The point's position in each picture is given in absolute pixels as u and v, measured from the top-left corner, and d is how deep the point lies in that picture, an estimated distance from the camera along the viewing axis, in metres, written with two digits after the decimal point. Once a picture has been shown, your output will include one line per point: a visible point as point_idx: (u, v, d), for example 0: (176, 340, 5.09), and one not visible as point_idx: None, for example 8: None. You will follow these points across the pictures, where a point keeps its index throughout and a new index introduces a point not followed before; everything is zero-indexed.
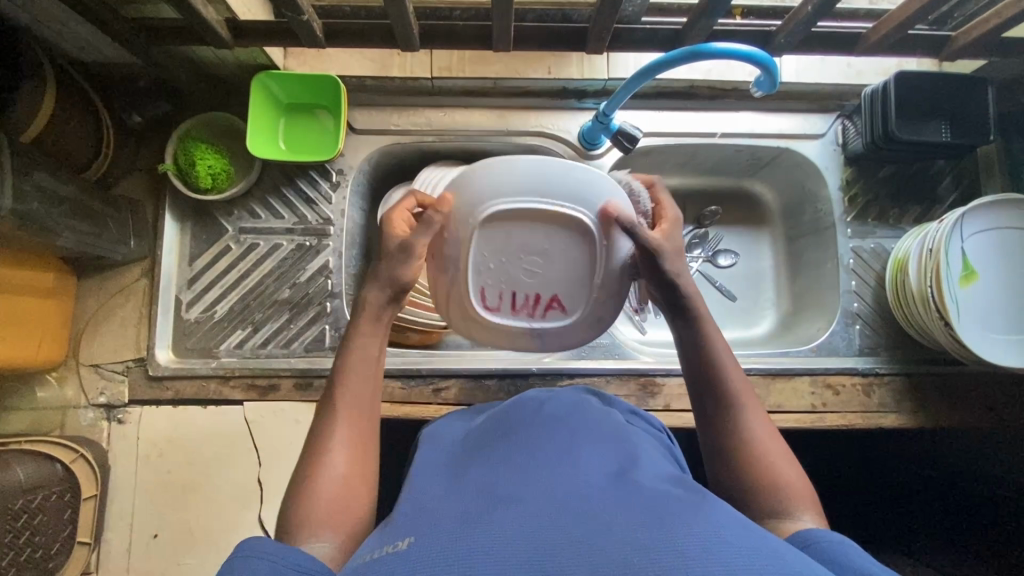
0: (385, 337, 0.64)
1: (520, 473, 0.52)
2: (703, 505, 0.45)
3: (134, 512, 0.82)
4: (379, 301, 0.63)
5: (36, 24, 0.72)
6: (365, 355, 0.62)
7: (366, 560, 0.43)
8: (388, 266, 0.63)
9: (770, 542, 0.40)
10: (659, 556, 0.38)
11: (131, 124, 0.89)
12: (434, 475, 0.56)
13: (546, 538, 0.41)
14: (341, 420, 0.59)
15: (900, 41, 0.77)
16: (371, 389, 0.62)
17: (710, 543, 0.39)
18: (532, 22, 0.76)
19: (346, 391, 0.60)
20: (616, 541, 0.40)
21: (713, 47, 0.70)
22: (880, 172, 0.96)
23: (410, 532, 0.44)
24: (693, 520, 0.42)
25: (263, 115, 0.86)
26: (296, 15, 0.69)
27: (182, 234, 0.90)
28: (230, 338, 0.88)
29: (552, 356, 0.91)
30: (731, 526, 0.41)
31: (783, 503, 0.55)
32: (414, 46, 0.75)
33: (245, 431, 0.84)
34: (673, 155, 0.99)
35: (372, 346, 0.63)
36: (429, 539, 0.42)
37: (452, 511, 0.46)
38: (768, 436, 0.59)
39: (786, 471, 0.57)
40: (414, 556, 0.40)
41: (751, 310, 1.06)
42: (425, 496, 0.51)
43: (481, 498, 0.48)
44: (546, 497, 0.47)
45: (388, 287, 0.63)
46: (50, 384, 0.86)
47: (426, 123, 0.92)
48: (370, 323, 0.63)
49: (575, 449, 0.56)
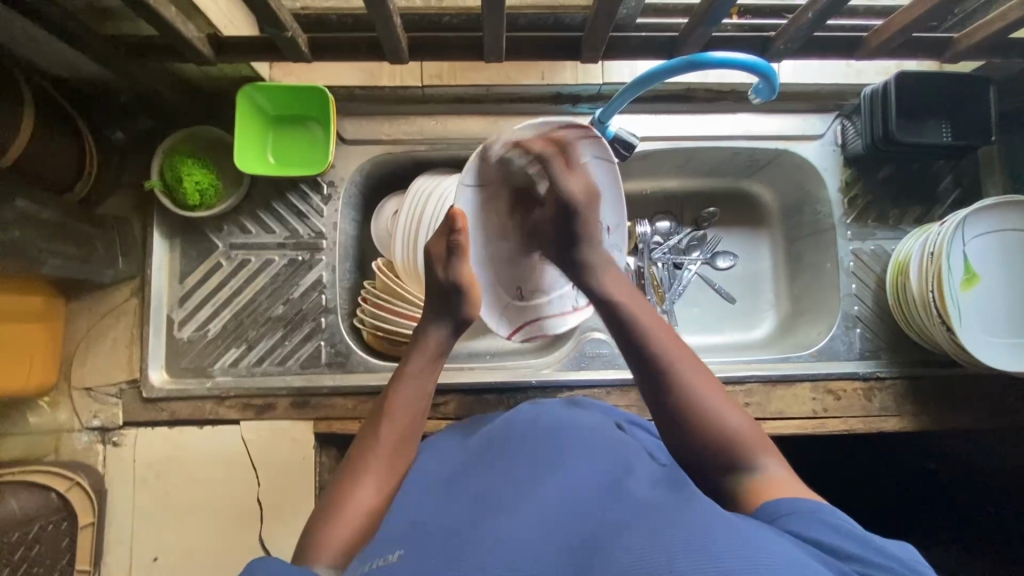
0: (436, 377, 0.69)
1: (511, 480, 0.52)
2: (693, 503, 0.45)
3: (135, 536, 0.81)
4: (438, 342, 0.70)
5: (8, 43, 0.69)
6: (420, 393, 0.67)
7: (358, 575, 0.43)
8: (448, 304, 0.70)
9: (764, 538, 0.40)
10: (645, 555, 0.38)
11: (114, 140, 0.87)
12: (427, 487, 0.56)
13: (535, 541, 0.42)
14: (383, 451, 0.61)
15: (902, 44, 0.75)
16: (412, 429, 0.65)
17: (698, 532, 0.39)
18: (524, 28, 0.74)
19: (393, 424, 0.64)
20: (605, 547, 0.39)
21: (710, 56, 0.68)
22: (879, 173, 0.95)
23: (400, 546, 0.44)
24: (683, 516, 0.42)
25: (248, 129, 0.84)
26: (279, 31, 0.66)
27: (171, 251, 0.88)
28: (223, 356, 0.87)
29: (551, 368, 0.90)
30: (724, 524, 0.40)
31: (735, 448, 0.55)
32: (403, 59, 0.73)
33: (243, 451, 0.83)
34: (670, 158, 0.97)
35: (427, 382, 0.68)
36: (417, 553, 0.42)
37: (442, 523, 0.46)
38: (698, 377, 0.60)
39: (726, 409, 0.57)
40: (404, 569, 0.41)
41: (751, 312, 1.05)
42: (418, 508, 0.51)
43: (471, 509, 0.48)
44: (532, 503, 0.47)
45: (447, 328, 0.71)
46: (43, 409, 0.84)
47: (418, 131, 0.90)
48: (427, 360, 0.69)
49: (565, 457, 0.55)
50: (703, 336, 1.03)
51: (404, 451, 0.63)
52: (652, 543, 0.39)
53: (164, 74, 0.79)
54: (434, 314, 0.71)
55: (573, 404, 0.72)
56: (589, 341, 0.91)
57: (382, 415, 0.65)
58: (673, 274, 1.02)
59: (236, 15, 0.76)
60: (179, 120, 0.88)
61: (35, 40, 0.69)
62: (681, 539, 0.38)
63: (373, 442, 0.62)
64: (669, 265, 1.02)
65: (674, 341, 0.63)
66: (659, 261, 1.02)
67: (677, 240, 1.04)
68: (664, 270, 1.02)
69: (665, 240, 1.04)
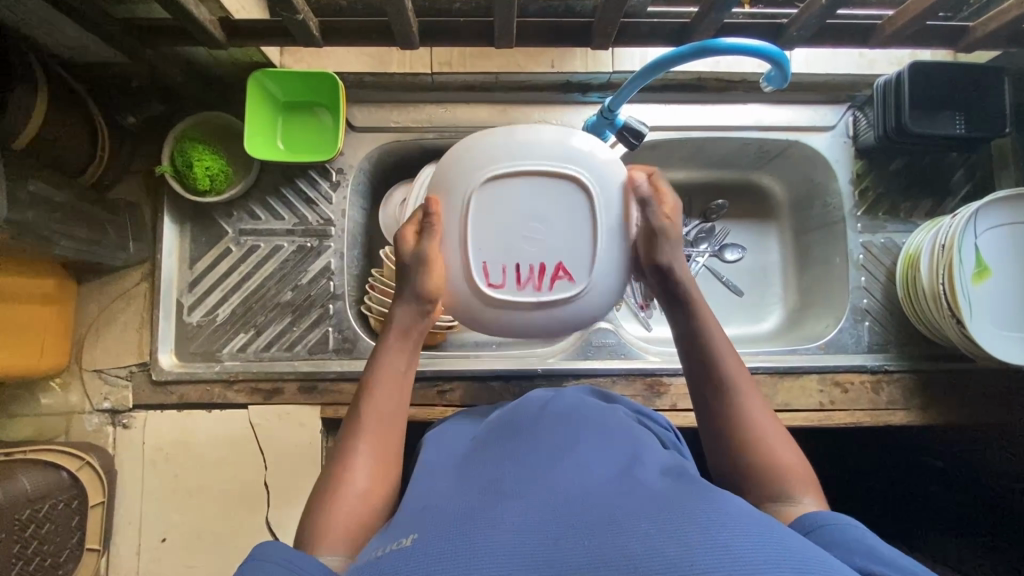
0: (411, 358, 0.66)
1: (524, 469, 0.51)
2: (707, 495, 0.45)
3: (144, 517, 0.82)
4: (411, 322, 0.65)
5: (23, 25, 0.69)
6: (397, 376, 0.63)
7: (371, 558, 0.42)
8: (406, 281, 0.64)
9: (778, 531, 0.40)
10: (664, 550, 0.37)
11: (126, 125, 0.87)
12: (439, 473, 0.56)
13: (549, 529, 0.41)
14: (365, 436, 0.59)
15: (917, 33, 0.75)
16: (398, 410, 0.62)
17: (717, 531, 0.38)
18: (534, 14, 0.74)
19: (371, 406, 0.61)
20: (623, 539, 0.39)
21: (722, 42, 0.67)
22: (891, 165, 0.94)
23: (414, 530, 0.44)
24: (700, 509, 0.41)
25: (259, 114, 0.84)
26: (291, 15, 0.66)
27: (181, 236, 0.89)
28: (232, 341, 0.88)
29: (557, 357, 0.90)
30: (742, 520, 0.40)
31: (779, 479, 0.54)
32: (414, 45, 0.73)
33: (251, 435, 0.84)
34: (679, 149, 0.97)
35: (402, 365, 0.64)
36: (433, 534, 0.42)
37: (457, 509, 0.45)
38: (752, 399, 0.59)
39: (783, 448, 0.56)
40: (420, 551, 0.40)
41: (759, 304, 1.04)
42: (432, 496, 0.50)
43: (484, 496, 0.47)
44: (546, 492, 0.46)
45: (419, 307, 0.64)
46: (54, 390, 0.85)
47: (427, 119, 0.90)
48: (398, 340, 0.64)
49: (577, 447, 0.54)
50: None
51: (391, 434, 0.61)
52: (670, 538, 0.38)
53: (175, 59, 0.79)
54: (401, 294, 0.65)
55: (582, 393, 0.72)
56: (596, 331, 0.91)
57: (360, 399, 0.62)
58: None
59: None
60: (190, 106, 0.89)
61: (48, 21, 0.69)
62: (700, 535, 0.38)
63: (354, 427, 0.60)
64: None
65: (727, 349, 0.62)
66: None
67: (685, 231, 1.04)
68: None
69: None
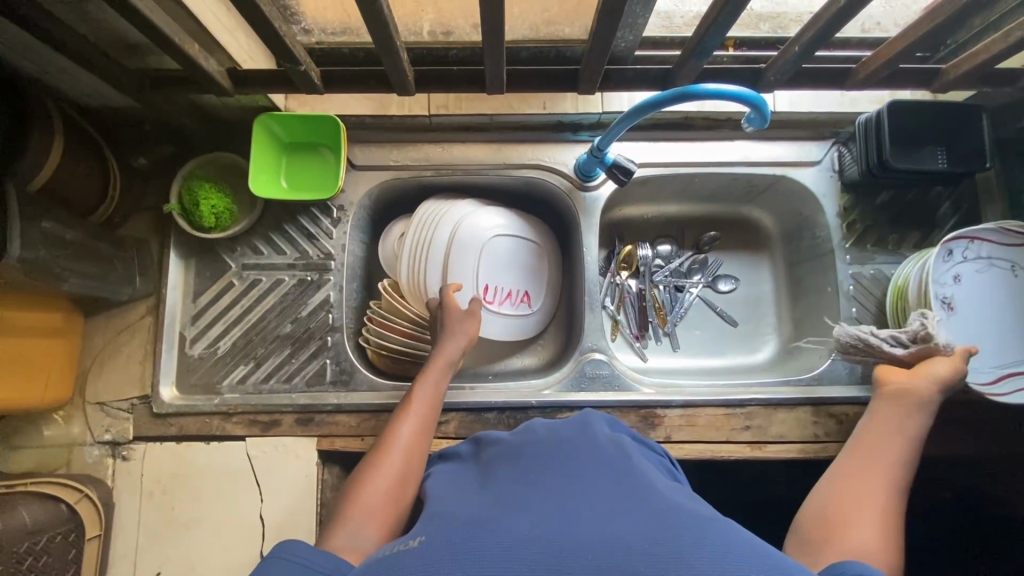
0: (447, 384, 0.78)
1: (536, 475, 0.53)
2: (713, 516, 0.45)
3: (139, 551, 0.82)
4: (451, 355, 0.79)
5: (43, 74, 0.74)
6: (434, 396, 0.75)
7: (378, 557, 0.44)
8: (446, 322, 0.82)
9: (784, 562, 0.40)
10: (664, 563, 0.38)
11: (137, 165, 0.91)
12: (455, 486, 0.57)
13: (556, 536, 0.42)
14: (398, 444, 0.68)
15: (890, 75, 0.78)
16: (430, 426, 0.73)
17: (718, 554, 0.39)
18: (525, 60, 0.78)
19: (409, 422, 0.71)
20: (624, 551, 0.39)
21: (702, 87, 0.70)
22: (878, 198, 0.96)
23: (421, 533, 0.46)
24: (702, 529, 0.42)
25: (263, 155, 0.88)
26: (293, 65, 0.71)
27: (186, 271, 0.92)
28: (232, 373, 0.89)
29: (551, 389, 0.91)
30: (743, 542, 0.40)
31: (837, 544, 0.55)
32: (410, 91, 0.77)
33: (248, 466, 0.85)
34: (669, 184, 1.00)
35: (440, 388, 0.77)
36: (440, 537, 0.43)
37: (467, 517, 0.47)
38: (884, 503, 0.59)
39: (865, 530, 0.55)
40: (424, 551, 0.42)
41: (752, 334, 1.05)
42: (442, 505, 0.52)
43: (492, 503, 0.49)
44: (552, 498, 0.48)
45: (463, 341, 0.81)
46: (57, 423, 0.87)
47: (425, 158, 0.94)
48: (440, 368, 0.78)
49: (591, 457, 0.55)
50: (704, 359, 1.03)
51: (422, 445, 0.70)
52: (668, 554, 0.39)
53: (185, 104, 0.84)
54: (447, 330, 0.81)
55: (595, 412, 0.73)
56: (589, 362, 0.92)
57: (400, 414, 0.73)
58: (674, 297, 1.05)
59: (255, 49, 0.81)
60: (199, 147, 0.93)
61: (65, 69, 0.73)
62: (702, 555, 0.38)
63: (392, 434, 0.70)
64: (671, 287, 1.05)
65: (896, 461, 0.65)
66: (660, 283, 1.04)
67: (678, 263, 1.06)
68: (665, 292, 1.04)
69: (665, 263, 1.06)
